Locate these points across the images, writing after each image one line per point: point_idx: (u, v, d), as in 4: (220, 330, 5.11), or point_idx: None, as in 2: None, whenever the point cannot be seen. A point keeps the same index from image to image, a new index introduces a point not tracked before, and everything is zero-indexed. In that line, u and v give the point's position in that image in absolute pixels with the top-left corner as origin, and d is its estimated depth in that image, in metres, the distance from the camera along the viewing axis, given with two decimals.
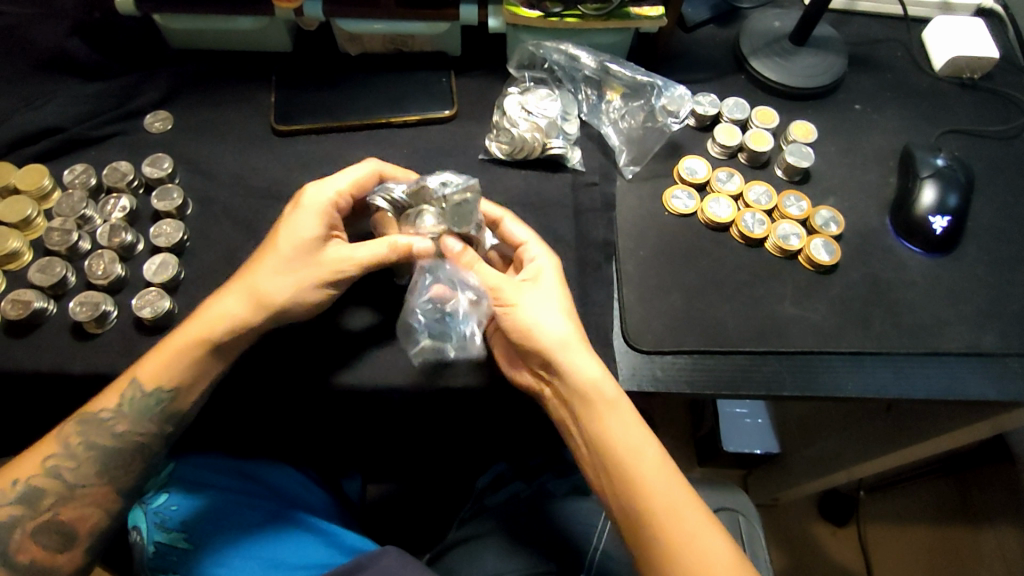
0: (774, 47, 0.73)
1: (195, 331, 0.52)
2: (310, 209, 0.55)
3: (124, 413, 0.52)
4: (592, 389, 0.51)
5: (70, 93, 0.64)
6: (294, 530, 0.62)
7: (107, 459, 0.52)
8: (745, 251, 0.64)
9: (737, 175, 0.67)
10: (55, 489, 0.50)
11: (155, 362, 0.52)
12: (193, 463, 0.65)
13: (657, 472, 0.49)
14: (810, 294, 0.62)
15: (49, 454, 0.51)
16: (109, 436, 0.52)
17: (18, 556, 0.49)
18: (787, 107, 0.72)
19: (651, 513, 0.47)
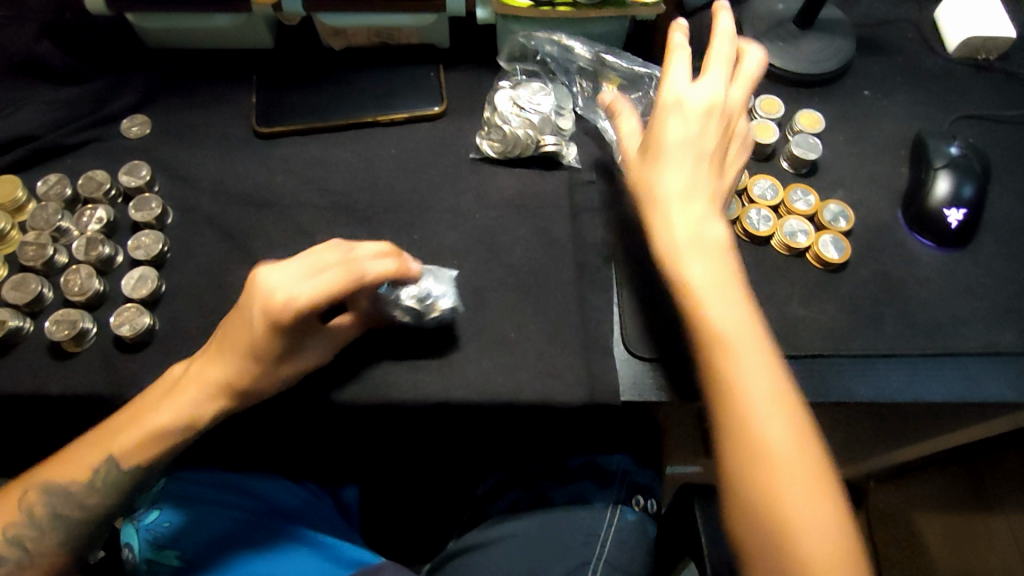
0: (778, 32, 0.69)
1: (169, 413, 0.50)
2: (274, 326, 0.48)
3: (94, 488, 0.51)
4: (745, 358, 0.47)
5: (43, 99, 0.62)
6: (295, 545, 0.60)
7: (66, 528, 0.51)
8: (750, 249, 0.61)
9: (740, 169, 0.64)
10: (15, 557, 0.50)
11: (128, 416, 0.51)
12: (187, 475, 0.64)
13: (772, 466, 0.45)
14: (818, 293, 0.60)
15: (10, 521, 0.50)
16: (76, 508, 0.51)
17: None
18: (793, 95, 0.69)
19: (755, 474, 0.45)
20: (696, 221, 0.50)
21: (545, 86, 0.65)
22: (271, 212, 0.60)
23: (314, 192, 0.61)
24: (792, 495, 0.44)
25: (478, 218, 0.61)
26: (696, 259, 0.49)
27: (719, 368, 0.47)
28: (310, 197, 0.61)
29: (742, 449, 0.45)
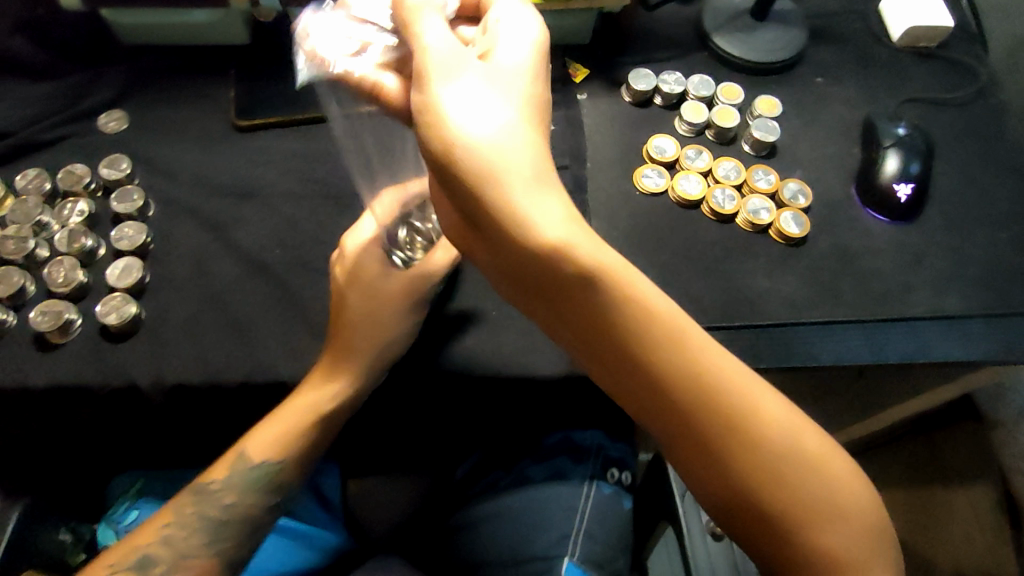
0: (735, 23, 0.73)
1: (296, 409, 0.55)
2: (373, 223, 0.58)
3: (231, 485, 0.54)
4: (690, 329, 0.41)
5: (19, 97, 0.62)
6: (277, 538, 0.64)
7: (212, 530, 0.53)
8: (717, 226, 0.64)
9: (705, 152, 0.67)
10: (162, 558, 0.51)
11: (265, 438, 0.55)
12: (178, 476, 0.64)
13: (805, 464, 0.40)
14: (781, 266, 0.63)
15: (163, 523, 0.52)
16: (217, 508, 0.53)
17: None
18: (752, 82, 0.73)
19: (786, 490, 0.39)
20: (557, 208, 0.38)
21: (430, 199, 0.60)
22: (253, 202, 0.61)
23: (295, 180, 0.62)
24: (816, 502, 0.39)
25: None
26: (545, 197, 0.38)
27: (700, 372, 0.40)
28: (291, 186, 0.62)
29: (766, 457, 0.39)
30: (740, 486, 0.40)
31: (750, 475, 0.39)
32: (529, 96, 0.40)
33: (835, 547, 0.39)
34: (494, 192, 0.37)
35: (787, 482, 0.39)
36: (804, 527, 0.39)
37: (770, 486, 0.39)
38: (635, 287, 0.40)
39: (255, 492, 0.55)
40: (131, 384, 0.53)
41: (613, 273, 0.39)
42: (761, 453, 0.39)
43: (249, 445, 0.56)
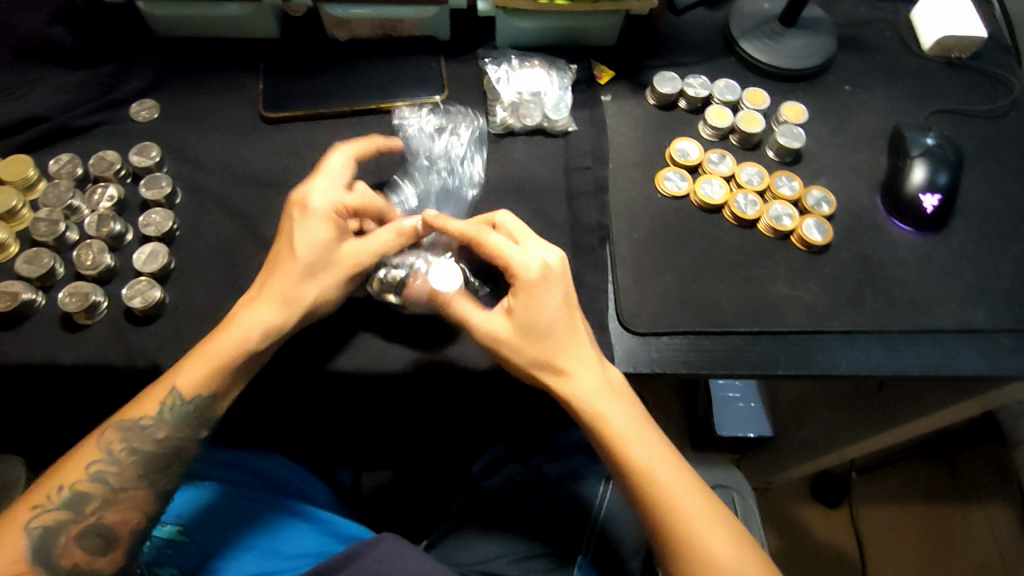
0: (763, 29, 0.73)
1: (233, 339, 0.52)
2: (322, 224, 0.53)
3: (163, 420, 0.52)
4: (636, 444, 0.51)
5: (54, 83, 0.63)
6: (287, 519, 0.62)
7: (146, 462, 0.52)
8: (738, 232, 0.64)
9: (728, 157, 0.67)
10: (98, 493, 0.51)
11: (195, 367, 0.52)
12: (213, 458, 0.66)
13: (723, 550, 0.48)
14: (802, 274, 0.63)
15: (92, 460, 0.51)
16: (150, 442, 0.52)
17: (61, 562, 0.49)
18: (778, 88, 0.72)
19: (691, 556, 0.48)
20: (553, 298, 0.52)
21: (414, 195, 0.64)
22: (279, 192, 0.62)
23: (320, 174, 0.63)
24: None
25: (478, 201, 0.64)
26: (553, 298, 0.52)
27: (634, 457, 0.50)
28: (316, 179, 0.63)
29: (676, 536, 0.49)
30: (639, 484, 0.50)
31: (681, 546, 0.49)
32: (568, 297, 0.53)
33: None
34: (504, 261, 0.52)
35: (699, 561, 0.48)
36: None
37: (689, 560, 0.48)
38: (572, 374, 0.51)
39: (192, 424, 0.53)
40: (154, 366, 0.55)
41: (587, 394, 0.51)
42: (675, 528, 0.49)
43: (182, 378, 0.52)
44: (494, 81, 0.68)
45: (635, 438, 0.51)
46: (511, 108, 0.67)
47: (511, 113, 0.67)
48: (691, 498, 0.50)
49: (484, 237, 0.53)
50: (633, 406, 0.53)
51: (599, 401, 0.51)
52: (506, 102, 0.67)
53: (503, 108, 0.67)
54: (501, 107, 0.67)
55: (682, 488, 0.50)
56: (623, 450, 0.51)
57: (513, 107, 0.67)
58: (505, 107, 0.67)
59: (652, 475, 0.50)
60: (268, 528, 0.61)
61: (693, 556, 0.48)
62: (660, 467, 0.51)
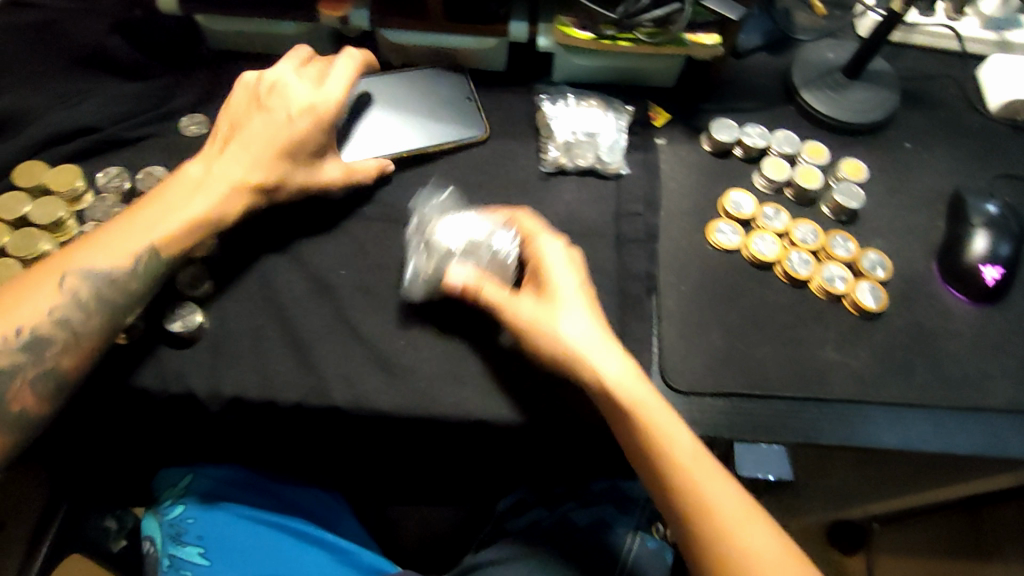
0: (825, 80, 0.71)
1: (122, 250, 0.51)
2: (217, 180, 0.55)
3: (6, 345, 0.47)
4: (653, 409, 0.50)
5: (107, 93, 0.62)
6: (305, 546, 0.64)
7: None
8: (789, 291, 0.62)
9: (784, 212, 0.65)
10: None
11: (81, 252, 0.51)
12: (200, 472, 0.67)
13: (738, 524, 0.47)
14: (853, 339, 0.61)
15: (52, 304, 0.49)
16: None
17: (9, 406, 0.47)
18: (836, 142, 0.70)
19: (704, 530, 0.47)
20: (618, 366, 0.51)
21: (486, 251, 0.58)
22: (323, 220, 0.61)
23: (366, 202, 0.62)
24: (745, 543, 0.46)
25: None
26: (570, 296, 0.54)
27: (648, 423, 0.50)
28: (363, 208, 0.62)
29: (692, 506, 0.48)
30: (663, 467, 0.49)
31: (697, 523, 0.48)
32: (577, 280, 0.54)
33: None
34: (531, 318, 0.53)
35: (717, 532, 0.47)
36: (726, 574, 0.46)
37: (711, 533, 0.47)
38: (594, 366, 0.51)
39: (33, 351, 0.48)
40: (190, 393, 0.54)
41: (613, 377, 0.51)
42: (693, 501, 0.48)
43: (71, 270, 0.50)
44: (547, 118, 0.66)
45: (719, 503, 0.48)
46: (563, 147, 0.65)
47: (562, 153, 0.65)
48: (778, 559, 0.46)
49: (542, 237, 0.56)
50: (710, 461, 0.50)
51: (674, 462, 0.49)
52: (558, 142, 0.66)
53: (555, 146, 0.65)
54: (553, 145, 0.65)
55: (768, 546, 0.47)
56: (700, 521, 0.47)
57: (567, 146, 0.65)
58: (557, 146, 0.65)
59: (727, 545, 0.47)
60: (246, 548, 0.63)
61: (708, 525, 0.47)
62: (741, 531, 0.47)
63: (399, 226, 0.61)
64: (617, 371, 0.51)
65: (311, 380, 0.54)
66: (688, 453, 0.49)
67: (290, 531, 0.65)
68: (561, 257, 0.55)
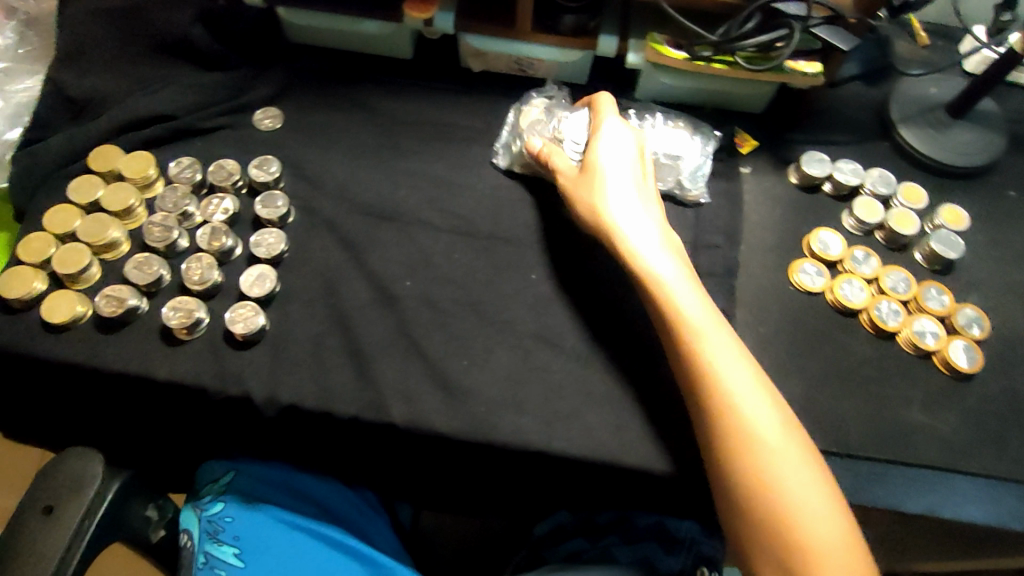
0: (927, 117, 0.66)
1: None
2: None
3: None
4: (720, 360, 0.48)
5: (185, 81, 0.62)
6: (339, 556, 0.61)
7: None
8: (874, 342, 0.58)
9: (874, 257, 0.61)
10: None
11: None
12: (242, 472, 0.66)
13: (791, 482, 0.45)
14: (941, 401, 0.56)
15: None
16: None
17: None
18: (934, 184, 0.66)
19: (753, 485, 0.45)
20: (675, 271, 0.51)
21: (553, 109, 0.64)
22: (391, 226, 0.59)
23: (435, 211, 0.60)
24: (795, 507, 0.44)
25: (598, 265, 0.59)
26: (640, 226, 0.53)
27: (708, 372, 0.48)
28: (432, 217, 0.60)
29: (742, 458, 0.46)
30: (717, 416, 0.47)
31: (746, 482, 0.45)
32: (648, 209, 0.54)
33: (806, 550, 0.44)
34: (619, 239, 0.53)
35: (766, 493, 0.45)
36: (771, 530, 0.45)
37: (759, 491, 0.45)
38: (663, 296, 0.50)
39: None
40: (247, 396, 0.53)
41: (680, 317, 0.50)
42: (743, 459, 0.46)
43: None
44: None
45: (757, 424, 0.46)
46: None
47: None
48: (816, 503, 0.45)
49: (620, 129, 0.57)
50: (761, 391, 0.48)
51: (734, 404, 0.47)
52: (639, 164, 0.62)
53: None
54: None
55: (802, 477, 0.45)
56: (731, 437, 0.46)
57: None
58: None
59: (757, 469, 0.45)
60: (283, 555, 0.60)
61: (762, 480, 0.45)
62: (777, 461, 0.45)
63: (467, 239, 0.59)
64: (686, 310, 0.50)
65: (369, 394, 0.53)
66: (747, 402, 0.47)
67: (331, 542, 0.62)
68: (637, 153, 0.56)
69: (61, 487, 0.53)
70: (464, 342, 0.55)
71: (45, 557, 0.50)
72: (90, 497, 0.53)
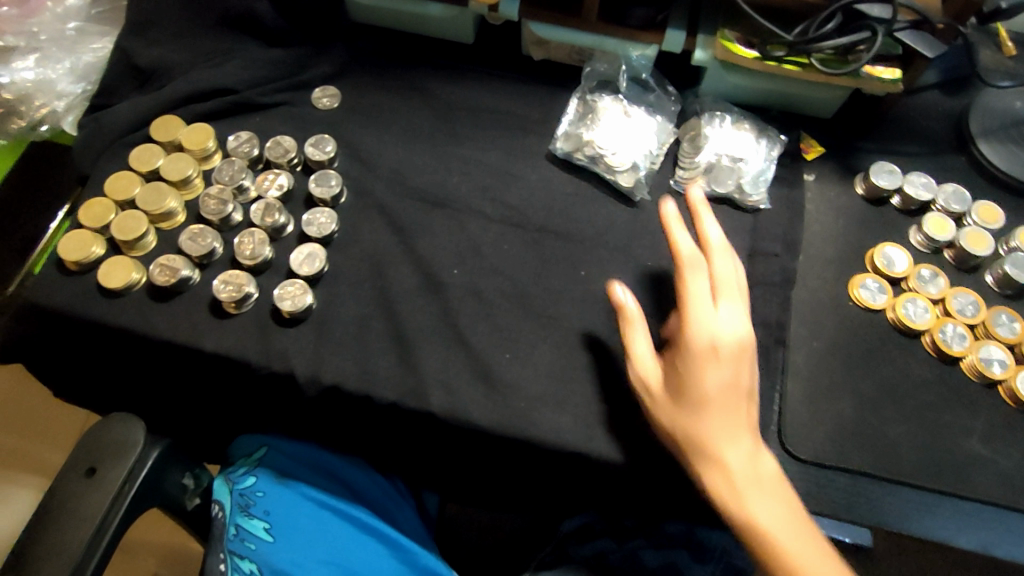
0: (1009, 132, 0.63)
1: None
2: None
3: None
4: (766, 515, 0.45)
5: (247, 55, 0.62)
6: (367, 537, 0.62)
7: None
8: (935, 366, 0.56)
9: (941, 277, 0.58)
10: None
11: None
12: (277, 447, 0.66)
13: None
14: (1004, 434, 0.54)
15: None
16: None
17: None
18: (1012, 204, 0.62)
19: None
20: (732, 409, 0.46)
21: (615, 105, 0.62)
22: (441, 213, 0.58)
23: (486, 200, 0.59)
24: None
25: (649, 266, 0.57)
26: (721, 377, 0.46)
27: (764, 530, 0.44)
28: (482, 207, 0.59)
29: None
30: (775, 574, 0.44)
31: None
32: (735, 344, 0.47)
33: None
34: (676, 390, 0.47)
35: None
36: None
37: None
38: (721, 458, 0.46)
39: None
40: (291, 373, 0.53)
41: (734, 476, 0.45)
42: None
43: None
44: (698, 132, 0.61)
45: (806, 559, 0.44)
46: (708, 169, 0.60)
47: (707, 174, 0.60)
48: None
49: (715, 250, 0.50)
50: (807, 526, 0.45)
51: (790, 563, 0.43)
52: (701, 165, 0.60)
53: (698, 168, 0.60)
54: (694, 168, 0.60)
55: None
56: None
57: (709, 169, 0.60)
58: (701, 168, 0.60)
59: None
60: (311, 532, 0.61)
61: None
62: None
63: (517, 230, 0.58)
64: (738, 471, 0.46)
65: (411, 380, 0.53)
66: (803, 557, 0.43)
67: (361, 524, 0.62)
68: (723, 276, 0.49)
69: (104, 450, 0.55)
70: (508, 336, 0.54)
71: (86, 516, 0.52)
72: (132, 462, 0.54)
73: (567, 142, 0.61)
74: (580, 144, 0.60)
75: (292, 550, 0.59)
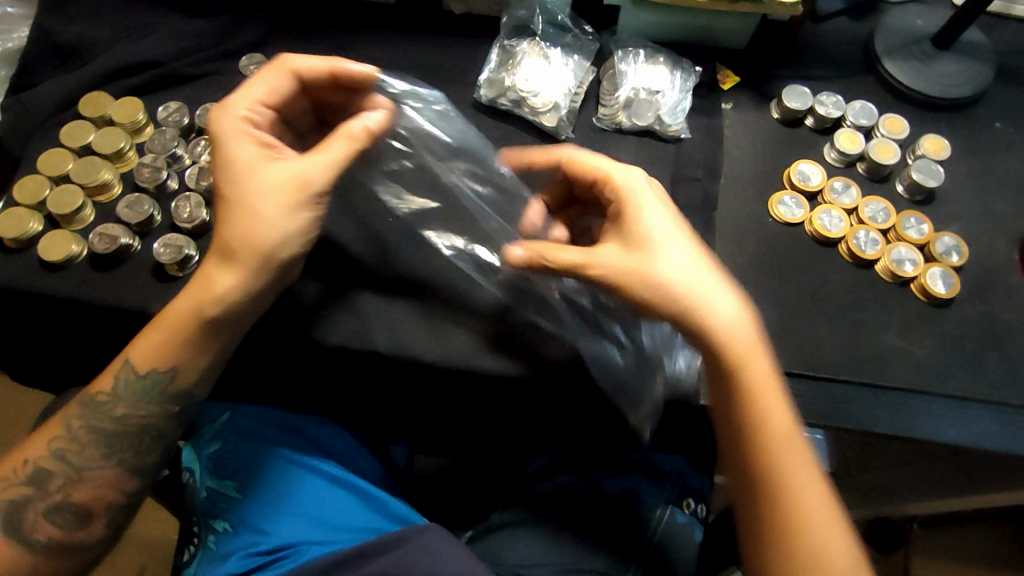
0: (913, 49, 0.66)
1: None
2: None
3: None
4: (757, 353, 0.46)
5: (170, 29, 0.63)
6: (336, 489, 0.63)
7: None
8: (852, 270, 0.59)
9: (853, 187, 0.61)
10: None
11: None
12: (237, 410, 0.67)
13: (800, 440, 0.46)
14: (918, 326, 0.57)
15: None
16: None
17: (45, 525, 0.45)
18: (918, 117, 0.65)
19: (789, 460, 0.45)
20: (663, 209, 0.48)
21: (534, 48, 0.64)
22: None
23: None
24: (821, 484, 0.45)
25: None
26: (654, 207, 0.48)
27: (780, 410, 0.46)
28: None
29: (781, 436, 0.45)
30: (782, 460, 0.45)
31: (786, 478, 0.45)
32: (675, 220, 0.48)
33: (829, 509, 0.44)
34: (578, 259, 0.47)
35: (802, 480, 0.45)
36: (793, 523, 0.44)
37: (796, 483, 0.45)
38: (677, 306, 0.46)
39: None
40: None
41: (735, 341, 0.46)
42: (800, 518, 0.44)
43: None
44: (616, 71, 0.64)
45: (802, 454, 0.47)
46: (629, 104, 0.63)
47: (630, 108, 0.63)
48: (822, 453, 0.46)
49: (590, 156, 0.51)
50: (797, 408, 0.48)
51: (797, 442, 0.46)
52: (622, 101, 0.63)
53: (620, 104, 0.63)
54: (616, 106, 0.63)
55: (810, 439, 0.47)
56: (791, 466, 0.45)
57: (629, 104, 0.63)
58: (623, 103, 0.63)
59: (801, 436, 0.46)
60: (280, 488, 0.61)
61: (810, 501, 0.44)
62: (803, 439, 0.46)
63: None
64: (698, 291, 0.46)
65: (355, 324, 0.55)
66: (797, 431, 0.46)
67: (326, 476, 0.63)
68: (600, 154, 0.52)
69: None
70: (446, 274, 0.56)
71: None
72: None
73: (489, 89, 0.63)
74: (503, 88, 0.62)
75: (262, 503, 0.60)
